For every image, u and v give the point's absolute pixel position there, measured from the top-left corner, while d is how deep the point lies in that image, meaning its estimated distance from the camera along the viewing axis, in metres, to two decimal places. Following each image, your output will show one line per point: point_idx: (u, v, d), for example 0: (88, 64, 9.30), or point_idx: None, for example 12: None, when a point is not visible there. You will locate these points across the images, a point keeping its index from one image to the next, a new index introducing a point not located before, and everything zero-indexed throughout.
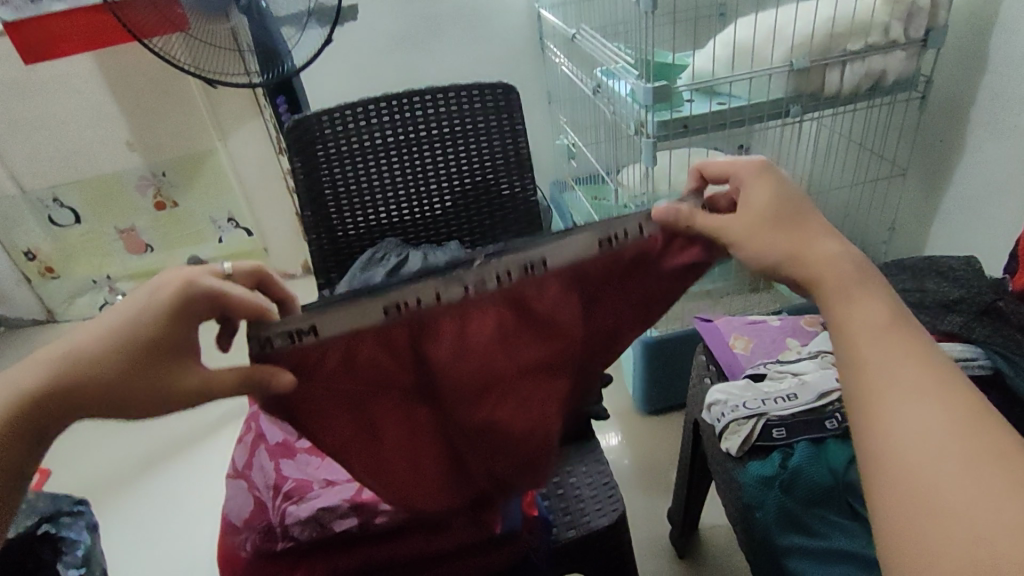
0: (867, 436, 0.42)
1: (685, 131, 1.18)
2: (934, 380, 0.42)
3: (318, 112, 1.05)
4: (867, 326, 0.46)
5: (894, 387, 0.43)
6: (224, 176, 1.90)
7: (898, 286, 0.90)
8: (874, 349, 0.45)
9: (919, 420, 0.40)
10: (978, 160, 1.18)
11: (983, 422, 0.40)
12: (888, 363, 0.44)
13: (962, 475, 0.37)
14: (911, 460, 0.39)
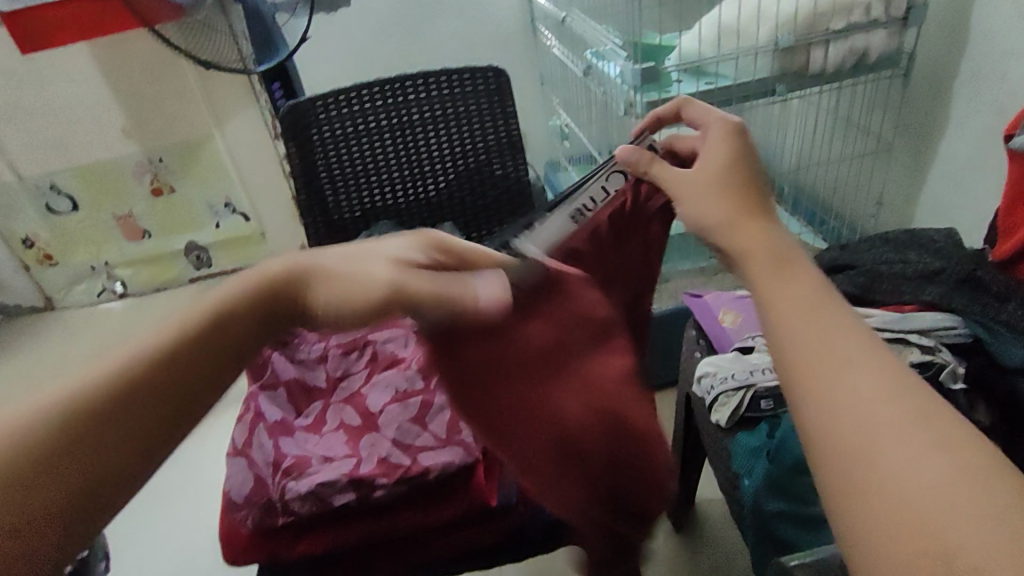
0: (805, 407, 0.39)
1: None
2: (850, 334, 0.41)
3: (313, 98, 1.07)
4: (796, 303, 0.44)
5: (824, 343, 0.41)
6: (220, 162, 1.91)
7: (880, 259, 0.92)
8: (802, 312, 0.43)
9: (844, 369, 0.39)
10: (960, 135, 1.20)
11: (915, 390, 0.38)
12: (818, 322, 0.42)
13: (914, 448, 0.35)
14: (833, 408, 0.38)
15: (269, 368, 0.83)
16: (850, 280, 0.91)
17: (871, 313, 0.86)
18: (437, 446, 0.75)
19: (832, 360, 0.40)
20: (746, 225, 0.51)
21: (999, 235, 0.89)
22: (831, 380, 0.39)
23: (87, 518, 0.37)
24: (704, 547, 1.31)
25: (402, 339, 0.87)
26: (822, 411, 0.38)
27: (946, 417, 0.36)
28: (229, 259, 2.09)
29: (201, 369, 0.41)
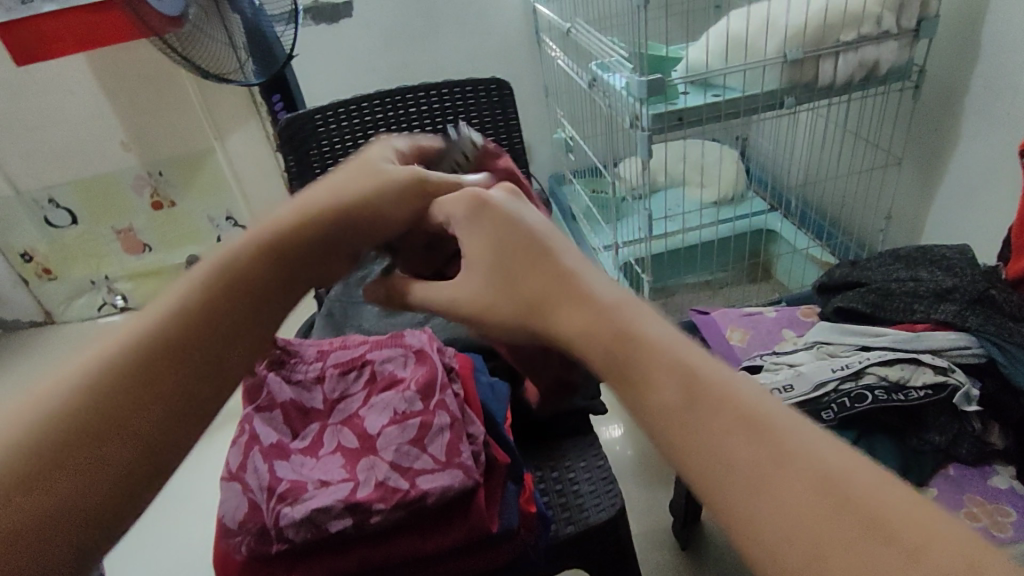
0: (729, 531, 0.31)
1: (680, 123, 1.18)
2: (740, 430, 0.32)
3: (313, 112, 1.05)
4: (662, 395, 0.34)
5: (727, 481, 0.31)
6: (220, 174, 1.92)
7: (892, 276, 0.89)
8: (677, 426, 0.33)
9: (746, 490, 0.30)
10: (971, 148, 1.18)
11: (798, 465, 0.30)
12: (700, 455, 0.32)
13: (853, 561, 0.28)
14: (783, 550, 0.29)
15: (266, 387, 0.81)
16: (862, 297, 0.89)
17: (883, 333, 0.83)
18: (436, 469, 0.71)
19: (742, 493, 0.31)
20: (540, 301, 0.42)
21: (1013, 251, 0.87)
22: (773, 520, 0.29)
23: (116, 516, 0.34)
24: (710, 567, 1.28)
25: (401, 359, 0.83)
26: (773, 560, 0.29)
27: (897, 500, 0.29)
28: None
29: (231, 314, 0.40)
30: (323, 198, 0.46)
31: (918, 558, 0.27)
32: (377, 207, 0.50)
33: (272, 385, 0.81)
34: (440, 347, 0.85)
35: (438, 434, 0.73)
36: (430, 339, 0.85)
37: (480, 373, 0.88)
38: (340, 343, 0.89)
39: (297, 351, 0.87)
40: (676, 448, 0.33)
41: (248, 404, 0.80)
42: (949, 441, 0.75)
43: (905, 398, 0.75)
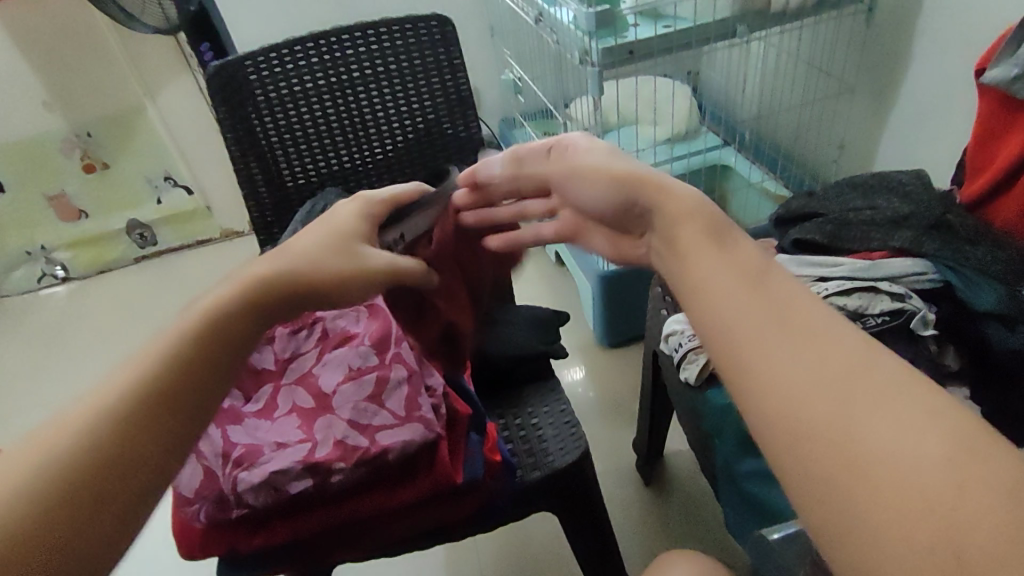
0: (751, 394, 0.35)
1: (631, 57, 1.15)
2: (802, 330, 0.36)
3: (237, 60, 0.99)
4: (723, 283, 0.40)
5: (766, 351, 0.36)
6: (154, 131, 1.83)
7: (847, 207, 0.88)
8: (735, 301, 0.38)
9: (786, 353, 0.35)
10: (922, 68, 1.19)
11: (823, 332, 0.36)
12: (746, 321, 0.37)
13: (873, 408, 0.32)
14: (809, 406, 0.33)
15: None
16: (818, 228, 0.87)
17: (840, 262, 0.82)
18: (397, 424, 0.69)
19: (783, 360, 0.35)
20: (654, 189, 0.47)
21: (966, 173, 0.88)
22: (797, 369, 0.35)
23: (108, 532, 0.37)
24: (675, 501, 1.30)
25: (353, 317, 0.80)
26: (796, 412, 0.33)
27: (930, 400, 0.32)
28: (175, 236, 2.03)
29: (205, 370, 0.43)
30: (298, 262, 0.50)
31: (939, 416, 0.31)
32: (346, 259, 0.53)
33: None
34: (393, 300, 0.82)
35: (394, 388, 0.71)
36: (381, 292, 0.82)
37: None
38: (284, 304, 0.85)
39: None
40: (729, 326, 0.38)
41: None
42: None
43: (862, 325, 0.76)
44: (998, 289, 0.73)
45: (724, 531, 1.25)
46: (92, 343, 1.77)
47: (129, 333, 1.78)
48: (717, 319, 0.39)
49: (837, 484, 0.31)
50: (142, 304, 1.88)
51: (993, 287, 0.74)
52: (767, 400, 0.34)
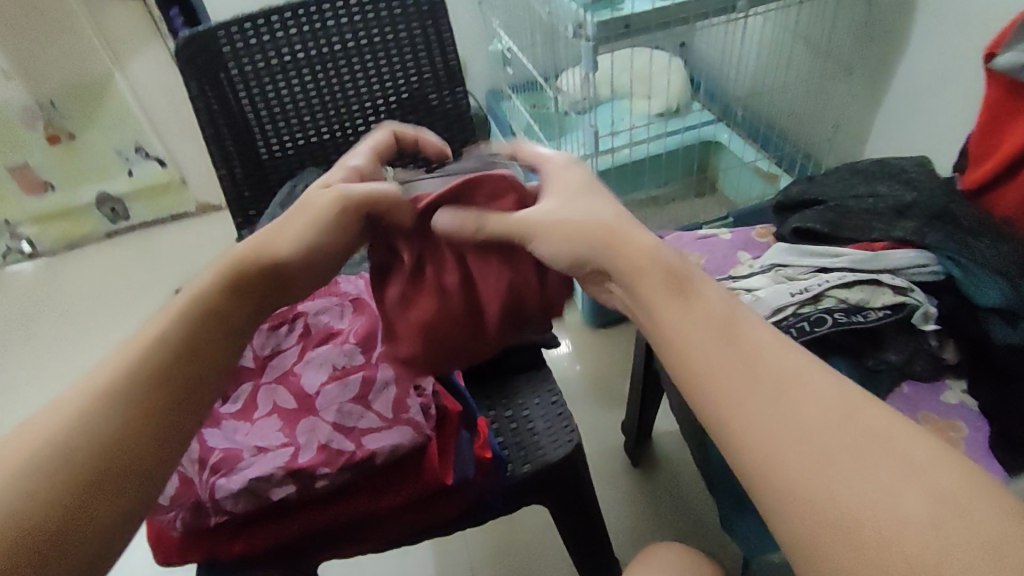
0: (735, 447, 0.42)
1: (627, 31, 1.13)
2: (777, 378, 0.43)
3: (207, 30, 0.92)
4: (702, 332, 0.46)
5: (715, 392, 0.44)
6: (123, 103, 1.77)
7: (850, 195, 0.85)
8: (697, 354, 0.45)
9: (764, 405, 0.42)
10: (929, 46, 1.25)
11: (792, 380, 0.43)
12: (705, 368, 0.44)
13: (842, 453, 0.39)
14: (785, 457, 0.40)
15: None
16: (818, 216, 0.84)
17: (841, 253, 0.80)
18: (383, 427, 0.66)
19: (729, 398, 0.43)
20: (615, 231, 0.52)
21: (971, 163, 0.85)
22: (773, 420, 0.41)
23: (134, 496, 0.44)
24: (663, 484, 1.29)
25: (337, 312, 0.76)
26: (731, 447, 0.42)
27: (891, 440, 0.39)
28: (149, 209, 1.98)
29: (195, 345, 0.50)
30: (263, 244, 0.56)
31: (903, 458, 0.38)
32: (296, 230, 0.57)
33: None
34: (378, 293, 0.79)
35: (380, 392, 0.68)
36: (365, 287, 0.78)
37: None
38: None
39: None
40: (712, 377, 0.44)
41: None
42: (904, 359, 0.74)
43: (864, 319, 0.73)
44: (1003, 284, 0.70)
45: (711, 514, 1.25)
46: (65, 324, 1.73)
47: (102, 312, 1.74)
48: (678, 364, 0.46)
49: (818, 523, 0.37)
50: (116, 282, 1.83)
51: (997, 280, 0.71)
52: (718, 430, 0.43)
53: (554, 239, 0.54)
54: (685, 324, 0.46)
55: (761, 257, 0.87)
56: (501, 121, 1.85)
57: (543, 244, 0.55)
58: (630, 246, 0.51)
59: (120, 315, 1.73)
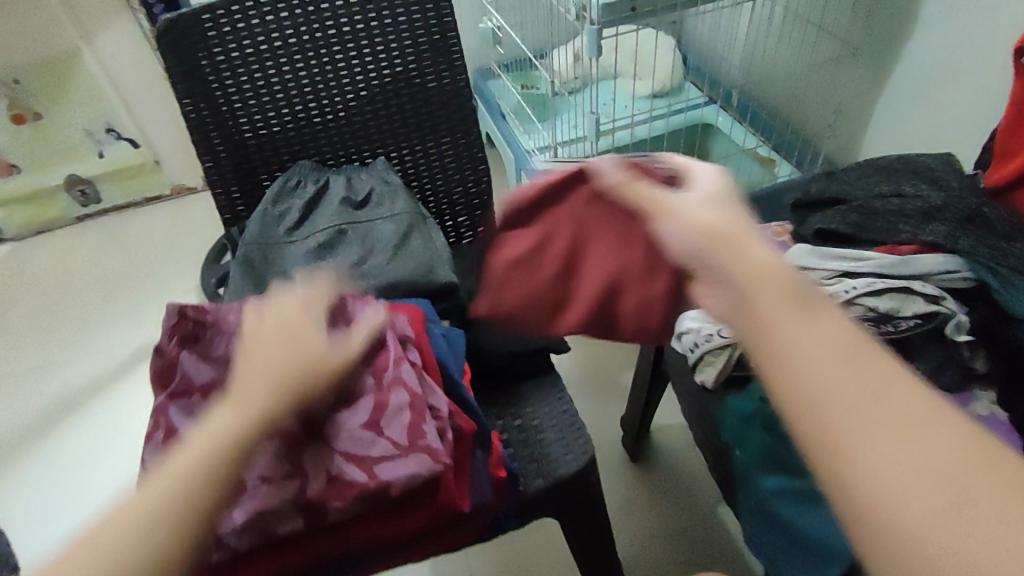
0: (847, 475, 0.37)
1: (633, 14, 1.08)
2: (908, 407, 0.38)
3: (188, 14, 0.86)
4: (822, 352, 0.41)
5: (844, 416, 0.38)
6: (93, 80, 1.69)
7: (876, 194, 0.81)
8: (831, 372, 0.40)
9: (890, 434, 0.37)
10: (930, 33, 1.21)
11: (924, 411, 0.38)
12: (836, 387, 0.39)
13: (985, 500, 0.34)
14: (913, 493, 0.35)
15: (180, 375, 0.61)
16: (841, 217, 0.81)
17: (867, 257, 0.76)
18: (397, 457, 0.60)
19: (866, 426, 0.38)
20: (734, 236, 0.49)
21: (993, 159, 0.82)
22: (900, 451, 0.36)
23: None
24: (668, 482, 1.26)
25: (342, 342, 0.65)
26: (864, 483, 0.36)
27: None
28: (122, 192, 1.87)
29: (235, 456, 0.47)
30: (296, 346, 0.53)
31: None
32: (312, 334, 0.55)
33: (186, 373, 0.61)
34: (390, 317, 0.69)
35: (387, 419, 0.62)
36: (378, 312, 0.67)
37: (431, 325, 0.76)
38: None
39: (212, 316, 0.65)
40: (830, 395, 0.39)
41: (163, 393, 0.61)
42: (931, 371, 0.72)
43: (893, 330, 0.71)
44: None
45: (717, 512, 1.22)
46: (37, 316, 1.65)
47: (77, 304, 1.67)
48: (793, 378, 0.41)
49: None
50: (89, 270, 1.75)
51: None
52: (843, 453, 0.37)
53: (680, 224, 0.52)
54: (812, 339, 0.42)
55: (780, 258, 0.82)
56: (490, 101, 1.78)
57: (667, 224, 0.53)
58: (746, 260, 0.47)
59: (96, 306, 1.66)
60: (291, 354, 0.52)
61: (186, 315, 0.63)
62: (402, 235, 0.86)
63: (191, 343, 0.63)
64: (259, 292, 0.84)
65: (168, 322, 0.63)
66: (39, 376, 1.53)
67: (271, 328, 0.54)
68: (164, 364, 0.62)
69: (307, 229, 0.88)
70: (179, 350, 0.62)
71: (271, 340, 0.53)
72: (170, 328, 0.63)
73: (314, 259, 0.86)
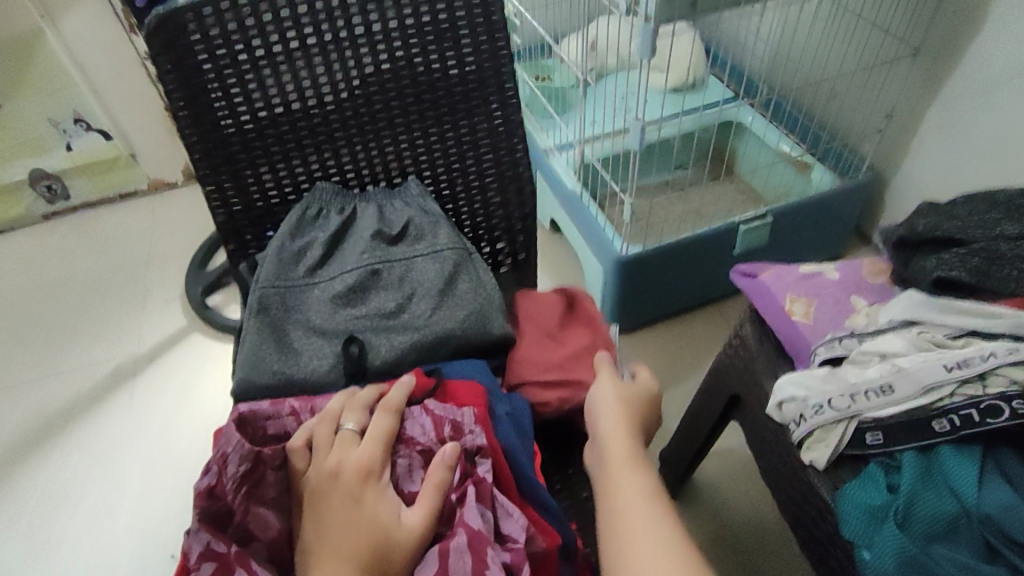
0: (604, 506, 0.58)
1: (692, 10, 1.00)
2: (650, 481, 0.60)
3: (186, 8, 0.71)
4: (619, 444, 0.63)
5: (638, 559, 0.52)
6: (58, 64, 1.50)
7: (995, 234, 0.70)
8: (637, 524, 0.55)
9: (638, 492, 0.58)
10: (1003, 35, 1.09)
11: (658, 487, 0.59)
12: (639, 531, 0.54)
13: (670, 537, 0.54)
14: (630, 520, 0.55)
15: (244, 525, 0.54)
16: (959, 261, 0.70)
17: (1000, 312, 0.65)
18: None
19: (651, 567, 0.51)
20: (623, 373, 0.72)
21: None
22: (631, 498, 0.57)
23: None
24: (729, 520, 1.09)
25: (404, 467, 0.59)
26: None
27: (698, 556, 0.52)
28: (92, 187, 1.70)
29: None
30: (371, 519, 0.54)
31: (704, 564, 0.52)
32: (382, 502, 0.55)
33: (251, 524, 0.54)
34: (453, 420, 0.60)
35: (456, 557, 0.52)
36: (438, 427, 0.60)
37: (495, 402, 0.64)
38: (299, 396, 0.65)
39: (253, 434, 0.60)
40: (613, 464, 0.61)
41: (225, 544, 0.52)
42: None
43: None
44: None
45: (794, 553, 1.05)
46: (2, 328, 1.49)
47: (47, 314, 1.51)
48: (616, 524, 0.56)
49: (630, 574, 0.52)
50: (59, 275, 1.59)
51: None
52: (608, 483, 0.60)
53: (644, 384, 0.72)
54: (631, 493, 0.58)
55: (883, 310, 0.73)
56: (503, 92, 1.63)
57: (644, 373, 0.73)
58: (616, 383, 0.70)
59: (68, 318, 1.50)
60: (361, 534, 0.53)
61: (256, 455, 0.54)
62: (450, 277, 0.75)
63: (255, 487, 0.54)
64: (280, 343, 0.71)
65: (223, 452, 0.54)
66: (5, 400, 1.37)
67: (335, 497, 0.55)
68: (221, 511, 0.53)
69: (334, 267, 0.76)
70: (245, 500, 0.54)
71: (340, 509, 0.54)
72: (239, 473, 0.53)
73: (342, 305, 0.73)
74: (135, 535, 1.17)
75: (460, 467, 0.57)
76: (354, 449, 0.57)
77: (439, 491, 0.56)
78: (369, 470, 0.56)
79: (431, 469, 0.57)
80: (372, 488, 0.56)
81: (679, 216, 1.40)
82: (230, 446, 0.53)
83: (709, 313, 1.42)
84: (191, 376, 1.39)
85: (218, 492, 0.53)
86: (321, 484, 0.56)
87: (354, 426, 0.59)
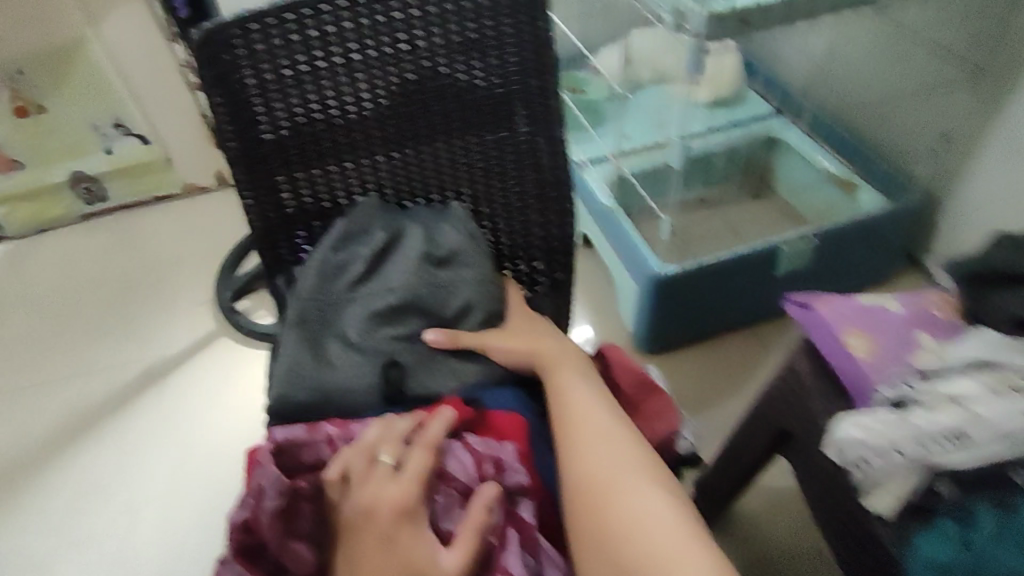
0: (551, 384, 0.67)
1: (742, 26, 0.96)
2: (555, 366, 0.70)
3: (231, 21, 0.69)
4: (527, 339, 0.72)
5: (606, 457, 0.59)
6: (100, 70, 1.51)
7: None
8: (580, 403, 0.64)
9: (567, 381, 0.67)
10: None
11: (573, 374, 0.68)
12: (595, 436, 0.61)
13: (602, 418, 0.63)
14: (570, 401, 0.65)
15: (277, 561, 0.52)
16: None
17: None
18: None
19: (612, 456, 0.59)
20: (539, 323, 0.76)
21: None
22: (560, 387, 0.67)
23: None
24: (771, 551, 1.05)
25: (442, 506, 0.56)
26: (622, 496, 0.56)
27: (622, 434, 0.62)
28: (127, 190, 1.71)
29: None
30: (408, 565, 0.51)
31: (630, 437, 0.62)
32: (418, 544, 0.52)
33: (286, 561, 0.52)
34: (495, 456, 0.57)
35: None
36: (479, 464, 0.56)
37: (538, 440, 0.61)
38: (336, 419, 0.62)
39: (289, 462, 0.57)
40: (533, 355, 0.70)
41: None
42: None
43: None
44: None
45: None
46: (40, 326, 1.50)
47: (81, 314, 1.52)
48: (552, 426, 0.63)
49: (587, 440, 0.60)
50: (93, 276, 1.59)
51: None
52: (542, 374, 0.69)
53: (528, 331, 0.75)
54: (580, 400, 0.65)
55: (951, 348, 0.67)
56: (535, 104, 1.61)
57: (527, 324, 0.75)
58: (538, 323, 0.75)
59: (101, 320, 1.50)
60: None
61: (293, 490, 0.52)
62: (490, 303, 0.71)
63: (291, 521, 0.52)
64: (316, 361, 0.69)
65: (259, 484, 0.52)
66: (38, 398, 1.37)
67: (370, 537, 0.53)
68: (257, 542, 0.52)
69: (378, 283, 0.73)
70: (280, 536, 0.51)
71: (376, 552, 0.52)
72: (275, 508, 0.51)
73: (379, 325, 0.71)
74: (159, 541, 1.15)
75: (502, 509, 0.54)
76: (391, 485, 0.54)
77: (481, 536, 0.52)
78: (406, 509, 0.53)
79: (470, 512, 0.53)
80: (410, 529, 0.53)
81: (719, 234, 1.36)
82: (267, 481, 0.51)
83: (748, 336, 1.37)
84: (219, 382, 1.37)
85: (253, 526, 0.51)
86: (360, 521, 0.54)
87: (391, 460, 0.55)
